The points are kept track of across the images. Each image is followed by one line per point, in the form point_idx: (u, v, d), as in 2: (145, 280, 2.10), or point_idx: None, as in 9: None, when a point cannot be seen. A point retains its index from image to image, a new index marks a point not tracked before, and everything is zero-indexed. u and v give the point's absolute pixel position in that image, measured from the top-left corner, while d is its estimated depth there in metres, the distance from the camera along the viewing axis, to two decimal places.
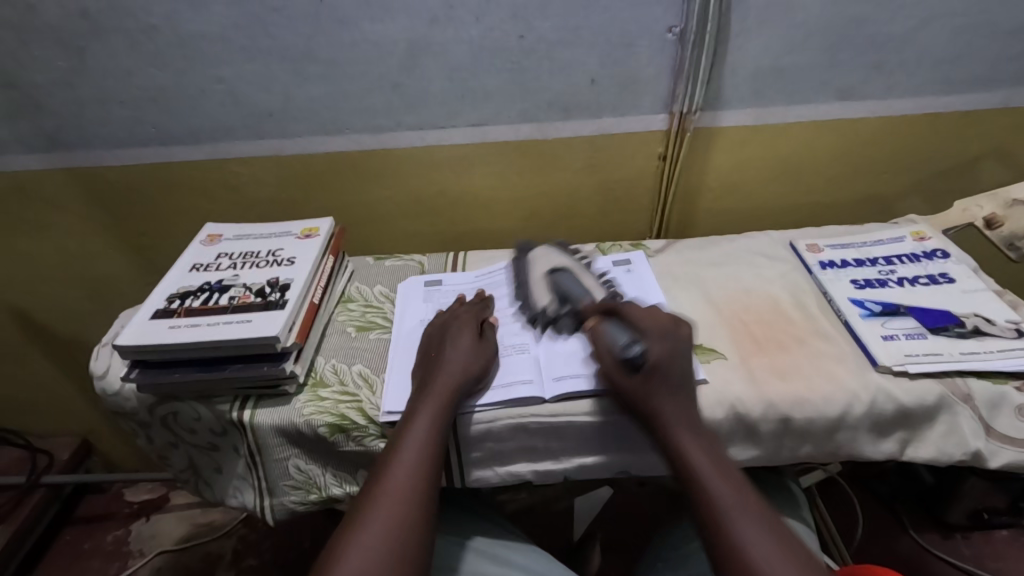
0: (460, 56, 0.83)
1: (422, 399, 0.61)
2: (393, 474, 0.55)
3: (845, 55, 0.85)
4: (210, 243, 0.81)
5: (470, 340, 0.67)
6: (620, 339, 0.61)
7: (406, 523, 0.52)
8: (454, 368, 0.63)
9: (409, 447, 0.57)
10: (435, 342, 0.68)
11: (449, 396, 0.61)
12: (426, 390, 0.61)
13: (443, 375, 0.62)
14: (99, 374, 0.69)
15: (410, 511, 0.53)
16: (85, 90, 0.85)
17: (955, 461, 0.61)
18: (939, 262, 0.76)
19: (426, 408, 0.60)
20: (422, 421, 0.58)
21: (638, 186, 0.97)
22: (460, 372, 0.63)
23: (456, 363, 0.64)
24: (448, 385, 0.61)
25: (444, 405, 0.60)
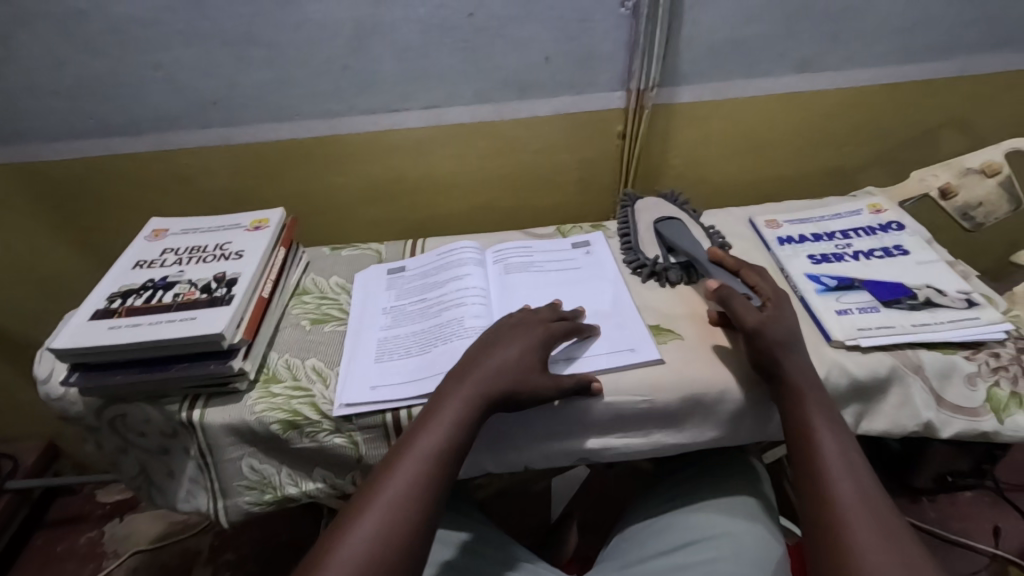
0: (408, 36, 0.80)
1: (447, 399, 0.56)
2: (397, 476, 0.50)
3: (800, 26, 0.84)
4: (156, 239, 0.78)
5: (521, 341, 0.61)
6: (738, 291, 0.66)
7: (400, 533, 0.47)
8: (490, 370, 0.58)
9: (417, 452, 0.52)
10: (491, 342, 0.62)
11: (476, 400, 0.56)
12: (454, 391, 0.57)
13: (478, 376, 0.57)
14: (41, 379, 0.67)
15: (406, 521, 0.48)
16: (15, 81, 0.81)
17: (907, 432, 0.62)
18: (894, 234, 0.76)
19: (449, 411, 0.55)
20: (441, 424, 0.54)
21: (599, 165, 0.96)
22: (495, 374, 0.57)
23: (494, 364, 0.58)
24: (479, 387, 0.57)
25: (469, 410, 0.55)
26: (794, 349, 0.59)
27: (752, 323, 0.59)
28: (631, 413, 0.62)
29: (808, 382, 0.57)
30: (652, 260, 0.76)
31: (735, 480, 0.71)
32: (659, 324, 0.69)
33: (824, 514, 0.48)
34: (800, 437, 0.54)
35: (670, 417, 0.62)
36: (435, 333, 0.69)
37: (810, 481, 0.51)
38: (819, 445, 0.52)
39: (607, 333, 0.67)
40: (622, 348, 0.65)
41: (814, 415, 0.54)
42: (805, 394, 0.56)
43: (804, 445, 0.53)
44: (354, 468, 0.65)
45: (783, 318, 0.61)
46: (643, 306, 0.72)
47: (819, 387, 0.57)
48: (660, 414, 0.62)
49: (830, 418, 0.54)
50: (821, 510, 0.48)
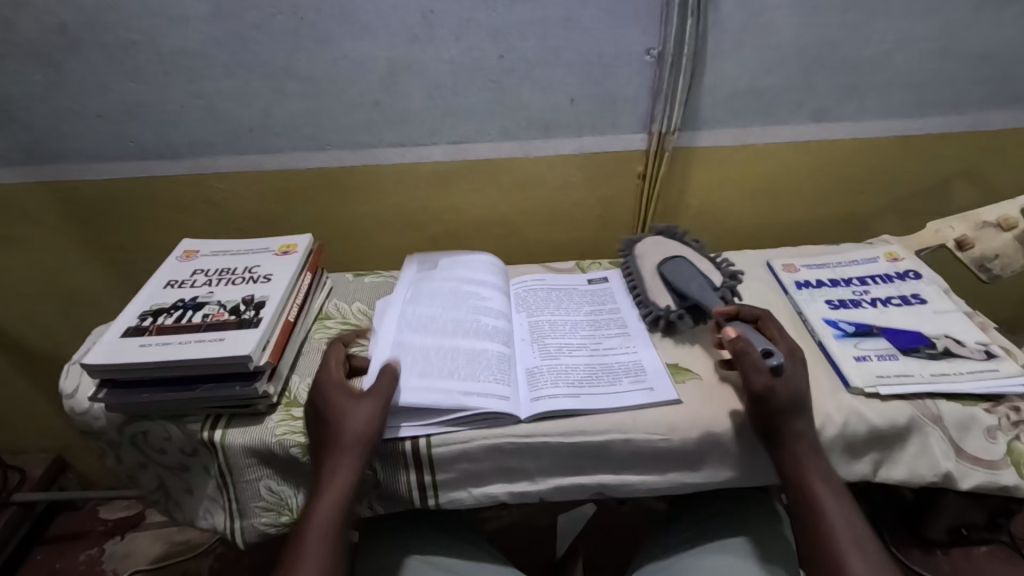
0: (440, 75, 0.84)
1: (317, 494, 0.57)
2: (310, 538, 0.55)
3: (817, 79, 0.87)
4: (186, 259, 0.80)
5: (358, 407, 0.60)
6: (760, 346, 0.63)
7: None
8: (345, 456, 0.58)
9: (328, 502, 0.57)
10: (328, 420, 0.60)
11: (345, 486, 0.57)
12: (326, 470, 0.58)
13: (335, 464, 0.58)
14: (67, 392, 0.68)
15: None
16: (64, 103, 0.84)
17: (926, 482, 0.62)
18: (911, 283, 0.77)
19: (321, 505, 0.57)
20: (318, 522, 0.56)
21: (618, 204, 0.98)
22: (351, 458, 0.58)
23: (347, 446, 0.58)
24: (342, 476, 0.57)
25: (340, 499, 0.57)
26: (802, 411, 0.59)
27: (761, 386, 0.59)
28: (649, 451, 0.62)
29: (809, 448, 0.58)
30: (665, 310, 0.73)
31: (754, 524, 0.70)
32: (677, 363, 0.70)
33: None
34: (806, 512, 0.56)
35: (689, 458, 0.63)
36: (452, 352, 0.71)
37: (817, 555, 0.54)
38: (827, 520, 0.55)
39: (627, 370, 0.68)
40: (641, 385, 0.66)
41: (816, 484, 0.57)
42: (806, 462, 0.58)
43: (808, 522, 0.56)
44: (370, 493, 0.65)
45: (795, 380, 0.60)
46: (662, 344, 0.73)
47: (819, 450, 0.59)
48: (678, 454, 0.62)
49: (827, 482, 0.57)
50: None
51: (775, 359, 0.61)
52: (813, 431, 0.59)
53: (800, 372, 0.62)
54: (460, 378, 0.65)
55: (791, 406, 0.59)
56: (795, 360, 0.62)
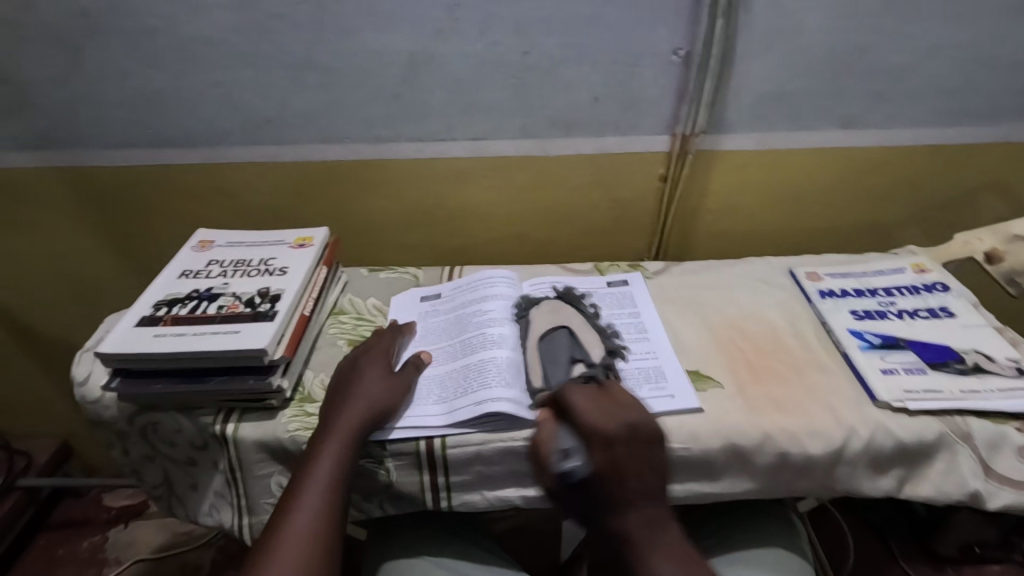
0: (463, 70, 0.83)
1: (323, 439, 0.58)
2: (334, 437, 0.58)
3: (846, 84, 0.85)
4: (201, 250, 0.79)
5: (381, 372, 0.65)
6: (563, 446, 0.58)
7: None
8: (354, 407, 0.60)
9: (357, 409, 0.60)
10: (345, 382, 0.63)
11: (354, 436, 0.58)
12: (363, 384, 0.63)
13: (342, 416, 0.59)
14: (79, 380, 0.67)
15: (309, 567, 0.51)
16: (83, 88, 0.84)
17: (953, 501, 0.60)
18: (939, 295, 0.75)
19: (328, 449, 0.57)
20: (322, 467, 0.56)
21: (637, 206, 0.96)
22: (366, 407, 0.60)
23: (365, 397, 0.61)
24: (349, 425, 0.59)
25: (347, 445, 0.58)
26: (626, 490, 0.54)
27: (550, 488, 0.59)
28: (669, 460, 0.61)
29: (647, 516, 0.54)
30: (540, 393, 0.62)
31: (770, 537, 0.69)
32: (698, 369, 0.68)
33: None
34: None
35: (709, 468, 0.61)
36: (465, 350, 0.71)
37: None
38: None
39: (646, 376, 0.67)
40: (659, 393, 0.64)
41: (656, 559, 0.52)
42: (653, 531, 0.53)
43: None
44: (381, 494, 0.64)
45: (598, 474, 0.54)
46: (682, 349, 0.72)
47: (659, 516, 0.54)
48: (698, 463, 0.61)
49: (675, 555, 0.52)
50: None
51: (571, 461, 0.56)
52: (655, 501, 0.54)
53: (625, 452, 0.55)
54: (473, 393, 0.64)
55: (597, 494, 0.54)
56: (606, 444, 0.55)
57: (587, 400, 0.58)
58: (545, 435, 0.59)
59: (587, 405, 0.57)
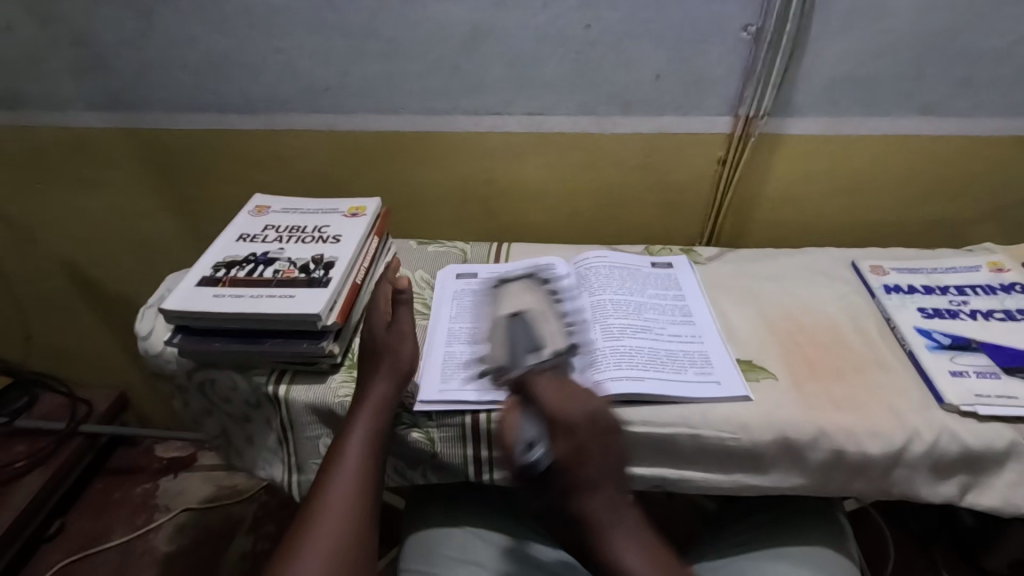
0: (523, 42, 0.81)
1: (356, 410, 0.59)
2: (363, 409, 0.59)
3: (929, 68, 0.80)
4: (258, 214, 0.81)
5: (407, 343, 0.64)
6: (527, 434, 0.57)
7: (349, 546, 0.53)
8: (386, 378, 0.60)
9: (384, 380, 0.60)
10: (373, 352, 0.63)
11: (384, 405, 0.59)
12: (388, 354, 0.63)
13: (373, 387, 0.60)
14: (142, 334, 0.70)
15: (348, 535, 0.53)
16: (151, 52, 0.86)
17: (1020, 513, 0.58)
18: (1017, 297, 0.71)
19: (359, 421, 0.58)
20: (358, 435, 0.57)
21: (692, 190, 0.93)
22: (393, 380, 0.60)
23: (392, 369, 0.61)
24: (381, 394, 0.60)
25: (381, 415, 0.59)
26: (584, 460, 0.55)
27: (517, 461, 0.57)
28: (717, 450, 0.59)
29: (608, 501, 0.56)
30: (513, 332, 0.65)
31: (817, 534, 0.67)
32: (751, 359, 0.66)
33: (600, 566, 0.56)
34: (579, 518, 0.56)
35: (759, 460, 0.60)
36: None
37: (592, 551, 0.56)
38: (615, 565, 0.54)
39: (694, 361, 0.65)
40: (708, 379, 0.63)
41: (589, 499, 0.56)
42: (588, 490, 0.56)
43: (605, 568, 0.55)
44: (425, 464, 0.65)
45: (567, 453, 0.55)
46: (735, 339, 0.69)
47: (619, 483, 0.57)
48: (749, 455, 0.59)
49: (609, 497, 0.56)
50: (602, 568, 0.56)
51: (536, 450, 0.56)
52: (611, 485, 0.56)
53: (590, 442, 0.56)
54: None
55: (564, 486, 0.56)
56: (570, 434, 0.55)
57: (556, 387, 0.57)
58: (511, 423, 0.57)
59: (555, 392, 0.57)
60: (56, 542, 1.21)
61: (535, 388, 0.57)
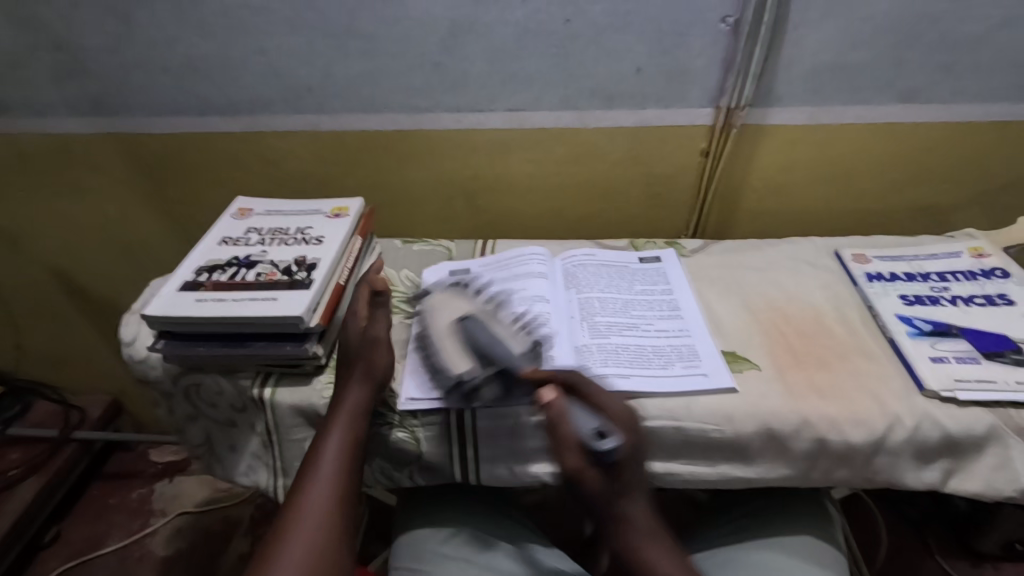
0: (502, 38, 0.81)
1: (329, 418, 0.59)
2: (339, 414, 0.59)
3: (909, 55, 0.80)
4: (241, 217, 0.81)
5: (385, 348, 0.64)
6: (586, 427, 0.57)
7: (324, 555, 0.52)
8: (359, 385, 0.60)
9: (360, 385, 0.61)
10: (350, 359, 0.63)
11: (360, 410, 0.60)
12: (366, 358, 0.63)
13: (350, 391, 0.60)
14: (127, 341, 0.70)
15: (322, 542, 0.53)
16: (130, 55, 0.85)
17: (1001, 496, 0.59)
18: (998, 282, 0.71)
19: (336, 426, 0.59)
20: (334, 439, 0.58)
21: (677, 182, 0.93)
22: (369, 385, 0.61)
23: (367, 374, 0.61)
24: (357, 398, 0.60)
25: (357, 419, 0.59)
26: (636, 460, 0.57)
27: (570, 466, 0.56)
28: (701, 442, 0.60)
29: (645, 509, 0.58)
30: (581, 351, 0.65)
31: (805, 522, 0.68)
32: (734, 351, 0.66)
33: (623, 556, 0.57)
34: (612, 500, 0.57)
35: (743, 451, 0.60)
36: None
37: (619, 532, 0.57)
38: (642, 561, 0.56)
39: (679, 354, 0.65)
40: (692, 372, 0.63)
41: (633, 477, 0.57)
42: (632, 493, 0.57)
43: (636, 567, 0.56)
44: (412, 463, 0.65)
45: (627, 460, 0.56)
46: (719, 330, 0.70)
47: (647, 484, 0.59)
48: (733, 446, 0.60)
49: (645, 497, 0.58)
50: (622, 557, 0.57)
51: (607, 442, 0.55)
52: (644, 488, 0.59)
53: (637, 443, 0.57)
54: None
55: (614, 483, 0.57)
56: (631, 429, 0.57)
57: (613, 399, 0.59)
58: (565, 418, 0.57)
59: (615, 404, 0.58)
60: (53, 548, 1.21)
61: (586, 390, 0.59)
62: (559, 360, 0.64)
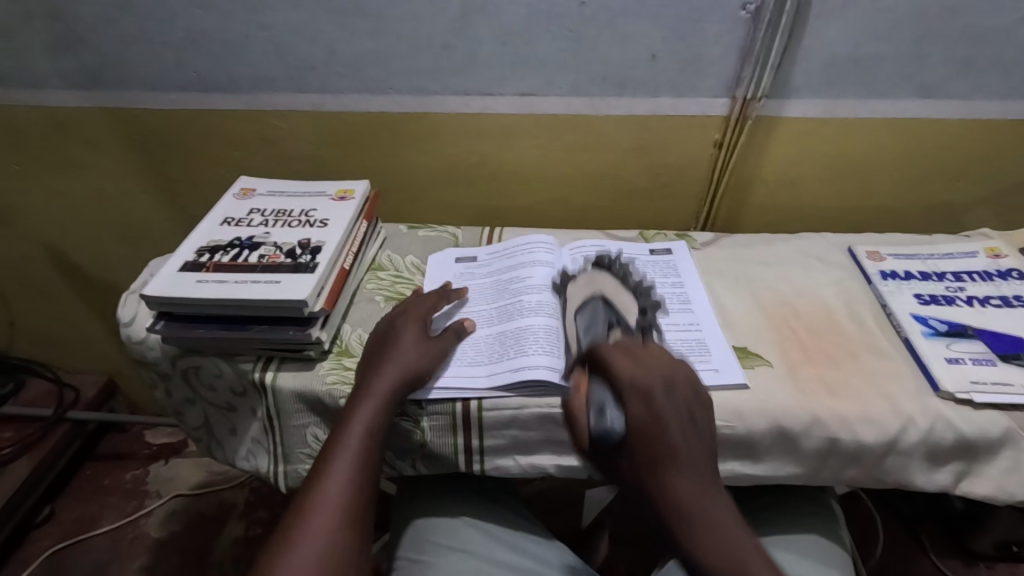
0: (515, 20, 0.78)
1: (358, 403, 0.57)
2: (365, 402, 0.57)
3: (930, 50, 0.78)
4: (243, 197, 0.79)
5: (415, 340, 0.62)
6: (597, 400, 0.55)
7: (342, 545, 0.50)
8: (389, 374, 0.58)
9: (389, 374, 0.58)
10: (379, 351, 0.61)
11: (388, 400, 0.57)
12: (396, 350, 0.61)
13: (379, 380, 0.58)
14: (125, 321, 0.68)
15: (341, 531, 0.50)
16: (129, 27, 0.83)
17: (1012, 500, 0.58)
18: (1014, 283, 0.70)
19: (361, 414, 0.56)
20: (358, 427, 0.55)
21: (688, 173, 0.92)
22: (397, 376, 0.58)
23: (397, 364, 0.59)
24: (386, 387, 0.58)
25: (383, 409, 0.57)
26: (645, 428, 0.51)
27: (585, 447, 0.56)
28: None
29: (693, 478, 0.49)
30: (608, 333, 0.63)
31: (810, 521, 0.67)
32: (745, 346, 0.65)
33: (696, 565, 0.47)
34: (648, 484, 0.50)
35: (753, 449, 0.59)
36: (507, 312, 0.69)
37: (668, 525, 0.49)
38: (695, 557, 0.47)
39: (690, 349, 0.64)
40: (705, 367, 0.62)
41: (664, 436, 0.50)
42: (679, 459, 0.50)
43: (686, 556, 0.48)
44: (415, 452, 0.64)
45: (656, 414, 0.51)
46: (731, 325, 0.68)
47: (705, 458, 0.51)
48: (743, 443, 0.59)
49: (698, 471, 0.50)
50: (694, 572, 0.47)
51: (611, 415, 0.53)
52: (706, 463, 0.50)
53: (663, 398, 0.52)
54: (513, 360, 0.63)
55: (637, 453, 0.51)
56: (643, 395, 0.52)
57: (633, 358, 0.55)
58: (580, 395, 0.57)
59: (639, 357, 0.56)
60: (46, 528, 1.20)
61: (605, 357, 0.56)
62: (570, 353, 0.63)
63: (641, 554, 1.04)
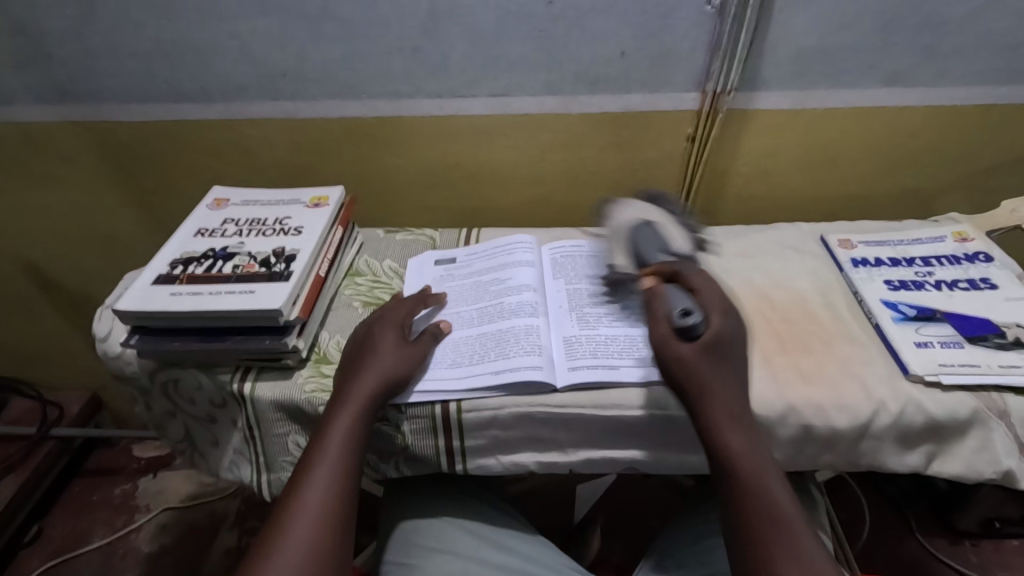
0: (484, 21, 0.79)
1: (337, 409, 0.57)
2: (343, 410, 0.57)
3: (894, 37, 0.79)
4: (217, 208, 0.78)
5: (392, 345, 0.62)
6: (677, 305, 0.57)
7: (323, 552, 0.50)
8: (366, 380, 0.58)
9: (365, 381, 0.58)
10: (354, 359, 0.61)
11: (366, 406, 0.57)
12: (373, 356, 0.61)
13: (356, 387, 0.58)
14: (100, 336, 0.68)
15: (321, 539, 0.50)
16: (96, 40, 0.82)
17: (984, 479, 0.59)
18: (981, 266, 0.71)
19: (339, 422, 0.56)
20: (336, 435, 0.56)
21: (664, 167, 0.92)
22: (375, 382, 0.58)
23: (373, 371, 0.59)
24: (363, 394, 0.58)
25: (361, 416, 0.57)
26: (699, 375, 0.54)
27: (662, 333, 0.56)
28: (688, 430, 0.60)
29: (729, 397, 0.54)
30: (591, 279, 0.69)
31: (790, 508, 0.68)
32: None
33: (763, 539, 0.48)
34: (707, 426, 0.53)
35: None
36: (485, 314, 0.69)
37: (735, 518, 0.50)
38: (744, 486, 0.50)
39: None
40: None
41: (712, 383, 0.53)
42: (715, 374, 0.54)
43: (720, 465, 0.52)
44: (397, 456, 0.64)
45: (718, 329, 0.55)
46: None
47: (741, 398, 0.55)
48: None
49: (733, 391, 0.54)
50: (753, 569, 0.47)
51: (694, 317, 0.55)
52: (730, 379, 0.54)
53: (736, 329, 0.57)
54: (491, 360, 0.63)
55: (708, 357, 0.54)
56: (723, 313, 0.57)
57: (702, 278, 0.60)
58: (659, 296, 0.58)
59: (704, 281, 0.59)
60: (35, 547, 1.19)
61: (688, 279, 0.60)
62: (548, 352, 0.63)
63: (631, 547, 1.04)
